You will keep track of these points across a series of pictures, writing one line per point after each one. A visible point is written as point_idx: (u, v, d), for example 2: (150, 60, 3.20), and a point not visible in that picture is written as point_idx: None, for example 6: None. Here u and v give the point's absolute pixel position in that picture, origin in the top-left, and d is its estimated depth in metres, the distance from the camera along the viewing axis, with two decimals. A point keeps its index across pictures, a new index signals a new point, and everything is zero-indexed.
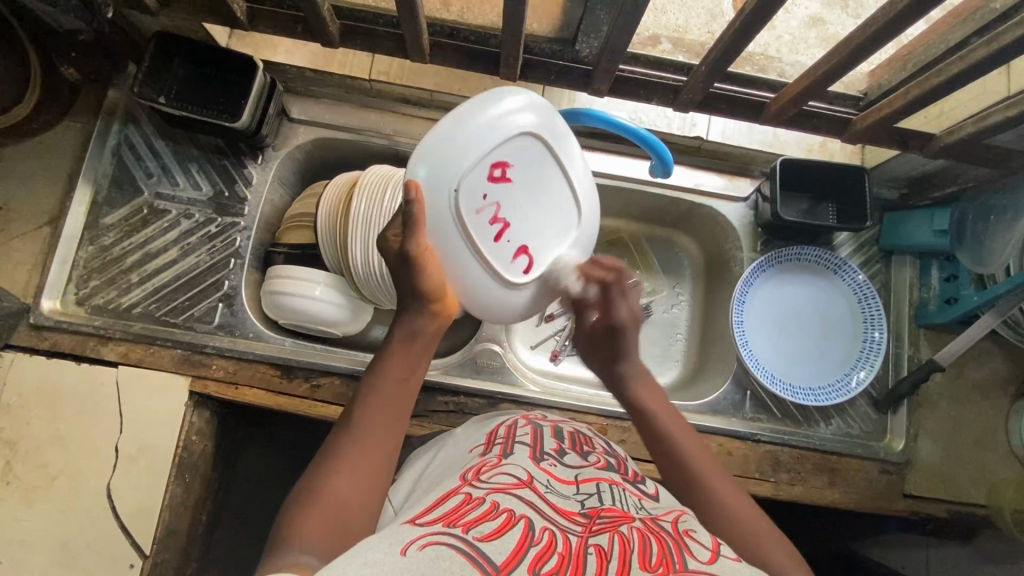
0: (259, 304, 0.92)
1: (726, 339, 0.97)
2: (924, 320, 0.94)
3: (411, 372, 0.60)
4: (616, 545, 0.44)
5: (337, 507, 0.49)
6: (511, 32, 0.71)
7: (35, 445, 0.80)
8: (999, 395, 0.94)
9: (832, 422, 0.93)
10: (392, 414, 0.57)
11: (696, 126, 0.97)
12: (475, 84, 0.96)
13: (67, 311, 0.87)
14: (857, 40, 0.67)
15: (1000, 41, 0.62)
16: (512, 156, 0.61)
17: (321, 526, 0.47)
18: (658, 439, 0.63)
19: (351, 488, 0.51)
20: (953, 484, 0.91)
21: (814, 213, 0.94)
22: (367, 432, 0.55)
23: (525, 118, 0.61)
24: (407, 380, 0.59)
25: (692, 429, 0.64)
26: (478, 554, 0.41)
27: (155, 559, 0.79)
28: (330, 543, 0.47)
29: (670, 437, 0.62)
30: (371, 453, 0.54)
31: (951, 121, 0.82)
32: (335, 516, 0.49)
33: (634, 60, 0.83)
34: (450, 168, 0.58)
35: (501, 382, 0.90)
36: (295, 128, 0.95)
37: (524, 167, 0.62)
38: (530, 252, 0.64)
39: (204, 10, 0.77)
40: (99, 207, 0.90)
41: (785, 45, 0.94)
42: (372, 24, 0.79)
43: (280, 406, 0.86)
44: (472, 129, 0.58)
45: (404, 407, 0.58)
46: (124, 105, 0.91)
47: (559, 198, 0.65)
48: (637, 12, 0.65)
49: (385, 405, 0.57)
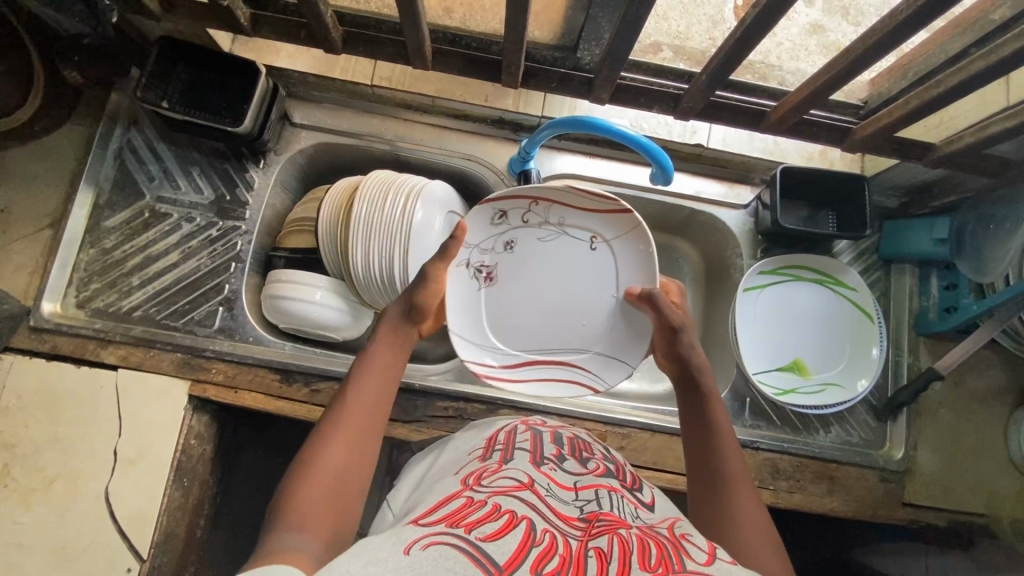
0: (259, 309, 0.93)
1: (726, 346, 0.98)
2: (923, 329, 0.95)
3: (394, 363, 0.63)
4: (615, 547, 0.44)
5: (330, 493, 0.49)
6: (513, 41, 0.72)
7: (34, 448, 0.79)
8: (998, 404, 0.94)
9: (831, 430, 0.93)
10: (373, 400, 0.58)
11: (697, 133, 0.97)
12: (476, 91, 0.96)
13: (67, 314, 0.87)
14: (856, 51, 0.67)
15: (1000, 53, 0.62)
16: (814, 343, 0.96)
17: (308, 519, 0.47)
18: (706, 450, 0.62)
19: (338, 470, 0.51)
20: (951, 492, 0.91)
21: (814, 220, 0.95)
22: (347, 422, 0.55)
23: (805, 305, 0.97)
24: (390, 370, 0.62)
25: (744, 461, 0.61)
26: (481, 554, 0.41)
27: (152, 563, 0.79)
28: (323, 527, 0.47)
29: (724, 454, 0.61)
30: (356, 438, 0.54)
31: (951, 130, 0.83)
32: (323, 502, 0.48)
33: (635, 67, 0.84)
34: (764, 365, 0.94)
35: (499, 388, 0.90)
36: (298, 133, 0.95)
37: (785, 332, 0.97)
38: (819, 352, 0.96)
39: (206, 16, 0.78)
40: (100, 210, 0.90)
41: (785, 52, 0.94)
42: (375, 31, 0.79)
43: (278, 411, 0.86)
44: (775, 335, 0.96)
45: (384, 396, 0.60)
46: (127, 108, 0.92)
47: (788, 332, 0.97)
48: (638, 22, 0.65)
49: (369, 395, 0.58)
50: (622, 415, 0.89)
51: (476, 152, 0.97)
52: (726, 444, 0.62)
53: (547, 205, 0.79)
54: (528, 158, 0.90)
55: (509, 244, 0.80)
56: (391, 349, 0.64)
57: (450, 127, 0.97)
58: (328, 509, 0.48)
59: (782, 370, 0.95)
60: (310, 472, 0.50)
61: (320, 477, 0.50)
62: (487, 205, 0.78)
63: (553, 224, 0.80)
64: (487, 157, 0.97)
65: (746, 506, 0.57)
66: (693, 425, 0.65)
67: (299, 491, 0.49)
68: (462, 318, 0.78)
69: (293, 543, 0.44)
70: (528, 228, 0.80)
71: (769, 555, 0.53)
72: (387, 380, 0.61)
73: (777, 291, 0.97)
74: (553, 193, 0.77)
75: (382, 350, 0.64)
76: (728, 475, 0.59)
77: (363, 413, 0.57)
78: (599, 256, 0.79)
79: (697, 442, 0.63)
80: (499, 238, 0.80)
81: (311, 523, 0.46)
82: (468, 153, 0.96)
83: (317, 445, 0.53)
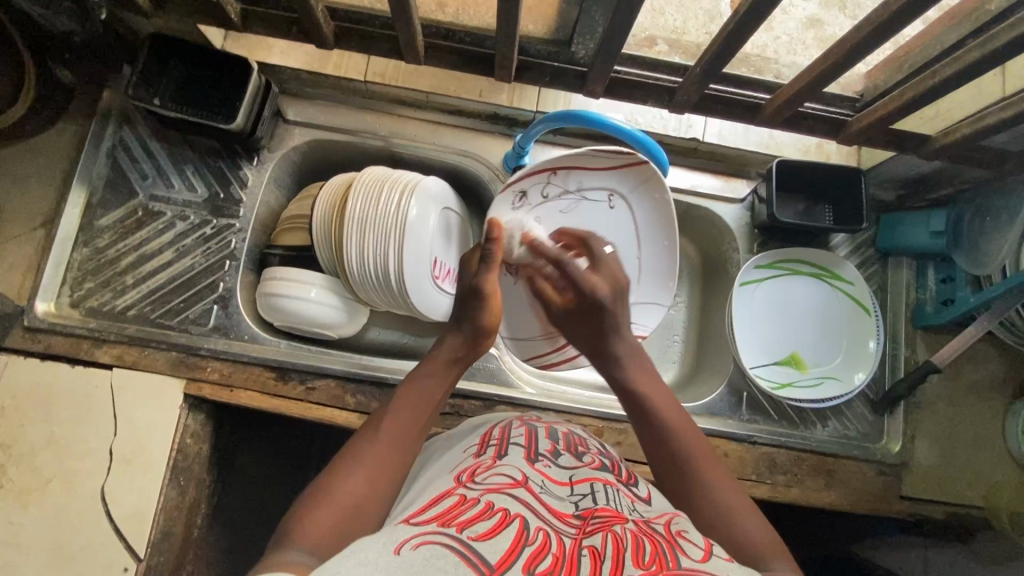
0: (254, 306, 0.92)
1: (722, 341, 0.97)
2: (920, 322, 0.94)
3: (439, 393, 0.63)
4: (610, 545, 0.44)
5: (344, 507, 0.50)
6: (506, 34, 0.71)
7: (29, 448, 0.79)
8: (995, 396, 0.94)
9: (829, 424, 0.93)
10: (410, 435, 0.58)
11: (693, 126, 0.97)
12: (471, 86, 0.95)
13: (61, 313, 0.86)
14: (851, 41, 0.66)
15: (996, 42, 0.62)
16: (812, 338, 0.96)
17: (322, 536, 0.47)
18: (659, 440, 0.61)
19: (359, 489, 0.51)
20: (947, 484, 0.91)
21: (811, 214, 0.93)
22: (378, 447, 0.56)
23: (802, 299, 0.97)
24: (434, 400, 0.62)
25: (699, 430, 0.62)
26: (473, 554, 0.41)
27: (148, 563, 0.79)
28: (331, 542, 0.47)
29: (677, 434, 0.61)
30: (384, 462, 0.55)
31: (946, 122, 0.83)
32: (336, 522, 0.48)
33: (630, 60, 0.82)
34: (763, 361, 0.94)
35: (496, 384, 0.90)
36: (292, 130, 0.95)
37: (784, 328, 0.96)
38: (817, 348, 0.95)
39: (197, 12, 0.77)
40: (93, 209, 0.90)
41: (782, 45, 0.92)
42: (368, 26, 0.79)
43: (274, 408, 0.85)
44: (773, 330, 0.96)
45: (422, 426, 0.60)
46: (120, 107, 0.91)
47: (786, 327, 0.97)
48: (631, 14, 0.65)
49: (400, 420, 0.59)
50: (618, 411, 0.89)
51: (471, 148, 0.96)
52: (676, 423, 0.62)
53: (565, 174, 0.75)
54: (523, 153, 0.89)
55: (533, 226, 0.78)
56: (430, 374, 0.64)
57: (444, 123, 0.97)
58: (343, 524, 0.49)
59: (779, 365, 0.95)
60: (328, 489, 0.51)
61: (337, 494, 0.50)
62: (506, 190, 0.74)
63: (572, 191, 0.77)
64: (482, 153, 0.96)
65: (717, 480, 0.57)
66: (636, 416, 0.64)
67: (319, 506, 0.49)
68: (509, 321, 0.83)
69: (301, 556, 0.45)
70: (547, 202, 0.77)
71: (754, 527, 0.53)
72: (428, 413, 0.61)
73: (774, 286, 0.97)
74: (564, 160, 0.73)
75: (421, 375, 0.64)
76: (685, 455, 0.59)
77: (390, 436, 0.57)
78: (619, 213, 0.78)
79: (645, 431, 0.63)
80: (520, 225, 0.78)
81: (323, 538, 0.47)
82: (462, 149, 0.96)
83: (341, 467, 0.54)
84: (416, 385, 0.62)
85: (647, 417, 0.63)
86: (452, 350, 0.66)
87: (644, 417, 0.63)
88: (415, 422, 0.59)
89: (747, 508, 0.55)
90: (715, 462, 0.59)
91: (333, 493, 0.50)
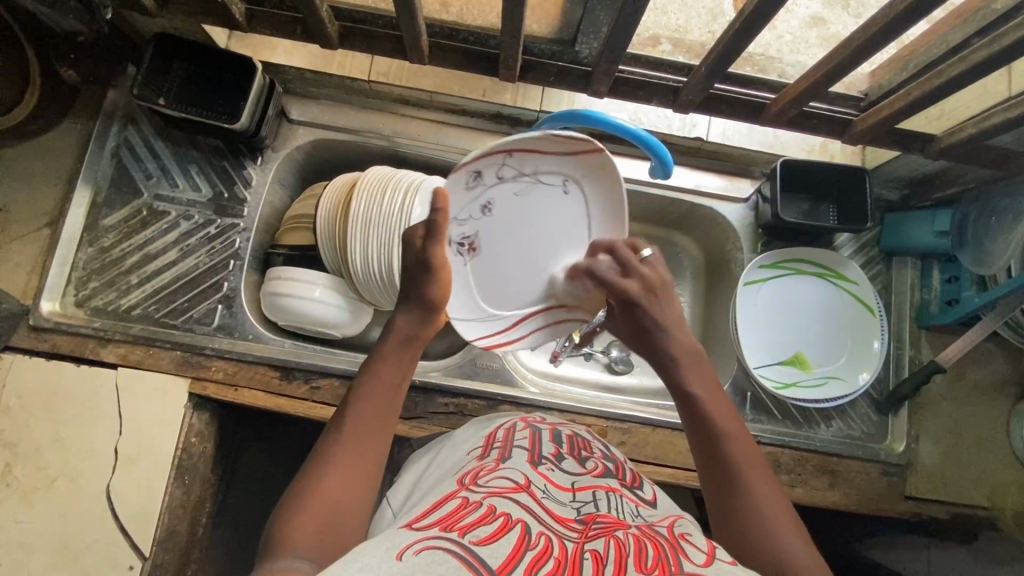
0: (258, 306, 0.93)
1: (726, 339, 0.97)
2: (925, 322, 0.94)
3: (401, 375, 0.61)
4: (611, 550, 0.43)
5: (326, 512, 0.49)
6: (511, 34, 0.71)
7: (35, 447, 0.79)
8: (1001, 396, 0.94)
9: (833, 424, 0.93)
10: (374, 428, 0.56)
11: (696, 127, 0.96)
12: (475, 86, 0.95)
13: (66, 312, 0.87)
14: (857, 41, 0.66)
15: (999, 43, 0.62)
16: (818, 337, 0.96)
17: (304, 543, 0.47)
18: (708, 443, 0.58)
19: (336, 492, 0.51)
20: (953, 486, 0.91)
21: (814, 213, 0.94)
22: (350, 444, 0.54)
23: (806, 299, 0.97)
24: (397, 384, 0.60)
25: (748, 435, 0.58)
26: (474, 558, 0.40)
27: (154, 561, 0.79)
28: (318, 549, 0.48)
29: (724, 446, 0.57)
30: (358, 458, 0.54)
31: (952, 121, 0.82)
32: (319, 527, 0.49)
33: (634, 61, 0.83)
34: (765, 359, 0.94)
35: (501, 384, 0.90)
36: (295, 129, 0.95)
37: (790, 326, 0.97)
38: (821, 348, 0.95)
39: (203, 12, 0.77)
40: (99, 208, 0.90)
41: (786, 44, 0.91)
42: (372, 25, 0.79)
43: (279, 407, 0.86)
44: (777, 329, 0.96)
45: (391, 409, 0.58)
46: (124, 107, 0.92)
47: (790, 326, 0.97)
48: (636, 14, 0.65)
49: (366, 411, 0.57)
50: (621, 410, 0.89)
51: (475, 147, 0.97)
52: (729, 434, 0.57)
53: (522, 155, 0.62)
54: None
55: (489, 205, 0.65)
56: (387, 358, 0.60)
57: (448, 122, 0.97)
58: (326, 532, 0.49)
59: (783, 364, 0.95)
60: (314, 492, 0.50)
61: (321, 497, 0.50)
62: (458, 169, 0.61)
63: (527, 173, 0.64)
64: None
65: (758, 495, 0.54)
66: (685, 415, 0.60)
67: (300, 511, 0.49)
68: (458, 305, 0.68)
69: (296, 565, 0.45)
70: (503, 182, 0.64)
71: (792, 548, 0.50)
72: (391, 396, 0.59)
73: (778, 286, 0.97)
74: (522, 141, 0.60)
75: (381, 360, 0.60)
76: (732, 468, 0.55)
77: (364, 428, 0.56)
78: (574, 200, 0.66)
79: (696, 443, 0.59)
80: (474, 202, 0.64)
81: (308, 546, 0.47)
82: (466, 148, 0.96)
83: (316, 465, 0.53)
84: (375, 373, 0.59)
85: (698, 419, 0.59)
86: (405, 331, 0.62)
87: (695, 417, 0.59)
88: (381, 413, 0.57)
89: (795, 537, 0.51)
90: (761, 477, 0.55)
91: (318, 497, 0.50)
